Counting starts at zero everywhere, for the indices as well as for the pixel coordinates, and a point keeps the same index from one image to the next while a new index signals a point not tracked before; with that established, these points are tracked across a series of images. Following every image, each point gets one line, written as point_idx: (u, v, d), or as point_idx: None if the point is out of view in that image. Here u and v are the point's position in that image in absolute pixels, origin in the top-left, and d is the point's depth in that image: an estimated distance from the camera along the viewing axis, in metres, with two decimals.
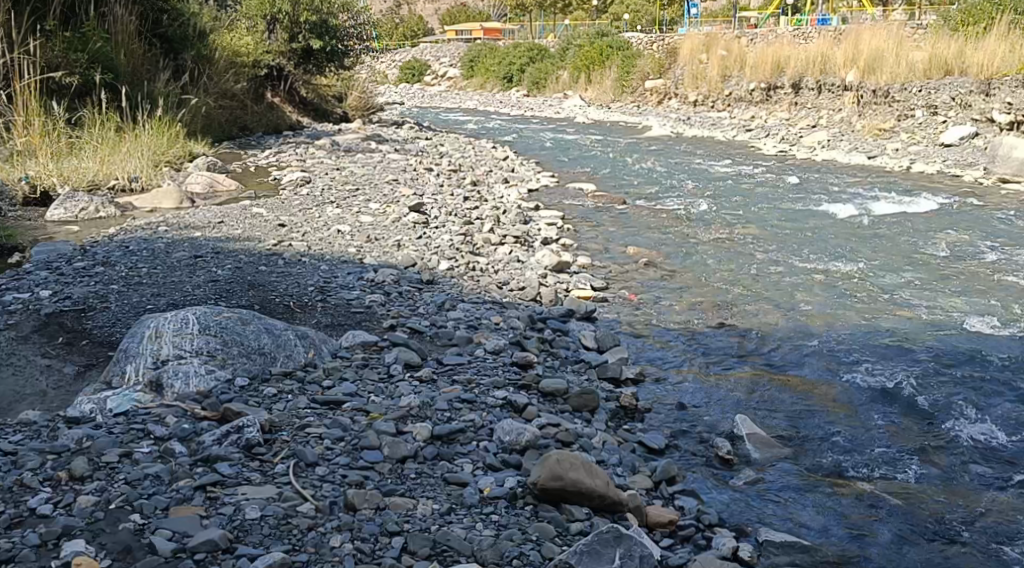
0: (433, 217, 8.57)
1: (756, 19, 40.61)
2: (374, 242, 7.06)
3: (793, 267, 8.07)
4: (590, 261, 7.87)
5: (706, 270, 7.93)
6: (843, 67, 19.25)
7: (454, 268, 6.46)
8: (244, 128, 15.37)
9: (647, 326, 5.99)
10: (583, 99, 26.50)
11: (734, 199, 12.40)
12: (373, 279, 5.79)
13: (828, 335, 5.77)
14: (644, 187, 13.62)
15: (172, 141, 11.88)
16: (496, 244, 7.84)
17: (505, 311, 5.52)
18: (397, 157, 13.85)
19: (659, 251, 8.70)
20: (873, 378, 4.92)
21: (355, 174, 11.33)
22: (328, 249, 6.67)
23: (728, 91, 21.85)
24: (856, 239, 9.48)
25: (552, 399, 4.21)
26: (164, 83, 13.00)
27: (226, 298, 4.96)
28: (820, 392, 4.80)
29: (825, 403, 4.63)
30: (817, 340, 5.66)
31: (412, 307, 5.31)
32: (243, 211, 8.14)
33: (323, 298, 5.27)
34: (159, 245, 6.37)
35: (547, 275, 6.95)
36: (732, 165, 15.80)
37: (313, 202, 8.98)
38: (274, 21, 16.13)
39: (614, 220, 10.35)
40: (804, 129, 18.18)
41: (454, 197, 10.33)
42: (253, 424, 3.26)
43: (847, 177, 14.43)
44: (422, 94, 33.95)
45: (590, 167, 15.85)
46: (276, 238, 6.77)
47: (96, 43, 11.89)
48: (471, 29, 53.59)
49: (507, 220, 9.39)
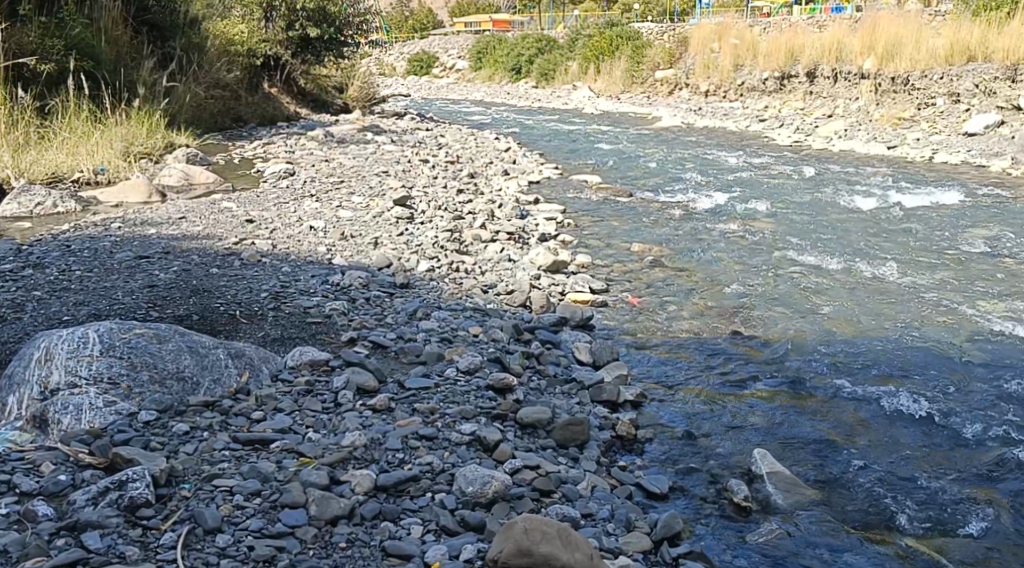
0: (420, 211, 7.86)
1: (769, 8, 39.65)
2: (349, 240, 6.36)
3: (812, 266, 7.33)
4: (589, 260, 7.16)
5: (716, 269, 7.20)
6: (859, 54, 18.42)
7: (434, 270, 5.75)
8: (238, 119, 14.62)
9: (652, 337, 5.27)
10: (591, 90, 25.74)
11: (747, 192, 11.63)
12: (338, 283, 5.10)
13: (858, 347, 5.04)
14: (652, 180, 12.88)
15: (153, 132, 11.19)
16: (486, 242, 7.13)
17: (487, 320, 4.83)
18: (392, 148, 13.17)
19: (666, 248, 7.97)
20: (915, 402, 4.21)
21: (344, 166, 10.64)
22: (295, 247, 5.99)
23: (740, 80, 21.05)
24: (879, 235, 8.73)
25: (533, 432, 3.52)
26: (148, 72, 12.30)
27: (160, 309, 4.28)
28: (853, 418, 4.09)
29: (861, 435, 3.92)
30: (845, 353, 4.94)
31: (379, 317, 4.61)
32: (211, 205, 7.46)
33: (276, 306, 4.59)
34: (105, 244, 5.70)
35: (539, 275, 6.23)
36: (744, 157, 15.03)
37: (291, 195, 8.29)
38: (271, 9, 15.37)
39: (618, 214, 9.62)
40: (820, 119, 17.39)
41: (448, 190, 9.62)
42: (140, 478, 2.61)
43: (866, 168, 13.65)
44: (430, 85, 33.21)
45: (595, 159, 15.13)
46: (238, 237, 6.09)
47: (75, 29, 11.21)
48: (480, 22, 52.80)
49: (503, 215, 8.67)
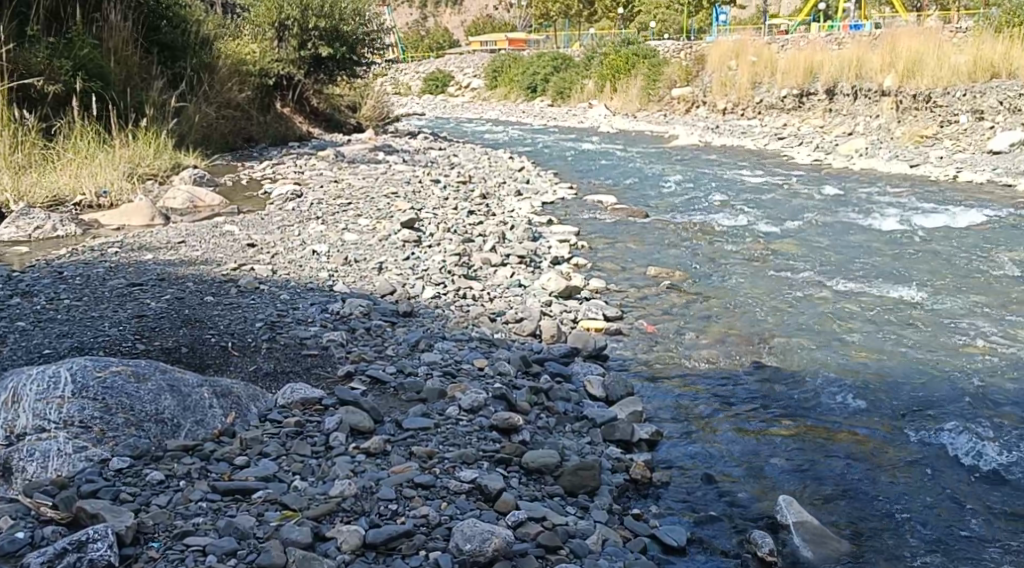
0: (429, 234, 7.64)
1: (786, 27, 39.47)
2: (352, 265, 6.13)
3: (835, 290, 7.06)
4: (603, 284, 6.91)
5: (735, 294, 6.94)
6: (879, 71, 18.14)
7: (440, 297, 5.52)
8: (250, 139, 14.49)
9: (668, 369, 5.01)
10: (607, 108, 25.57)
11: (768, 212, 11.37)
12: (337, 311, 4.86)
13: (888, 382, 4.77)
14: (669, 199, 12.64)
15: (160, 153, 11.06)
16: (496, 266, 6.88)
17: (494, 351, 4.58)
18: (404, 168, 12.99)
19: (682, 272, 7.71)
20: (951, 444, 3.95)
21: (354, 186, 10.46)
22: (296, 273, 5.78)
23: (757, 98, 20.81)
24: (905, 257, 8.45)
25: (539, 477, 3.27)
26: (158, 92, 12.19)
27: (147, 341, 4.06)
28: (885, 462, 3.82)
29: (894, 482, 3.66)
30: (873, 389, 4.68)
31: (379, 348, 4.38)
32: (214, 229, 7.27)
33: (271, 336, 4.36)
34: (98, 270, 5.51)
35: (550, 302, 5.98)
36: (763, 176, 14.77)
37: (297, 218, 8.10)
38: (285, 28, 15.27)
39: (634, 236, 9.37)
40: (839, 137, 17.12)
41: (459, 211, 9.41)
42: (102, 538, 2.40)
43: (888, 187, 13.36)
44: (446, 104, 33.17)
45: (611, 178, 14.91)
46: (237, 262, 5.89)
47: (84, 50, 11.08)
48: (497, 40, 52.87)
49: (515, 237, 8.44)
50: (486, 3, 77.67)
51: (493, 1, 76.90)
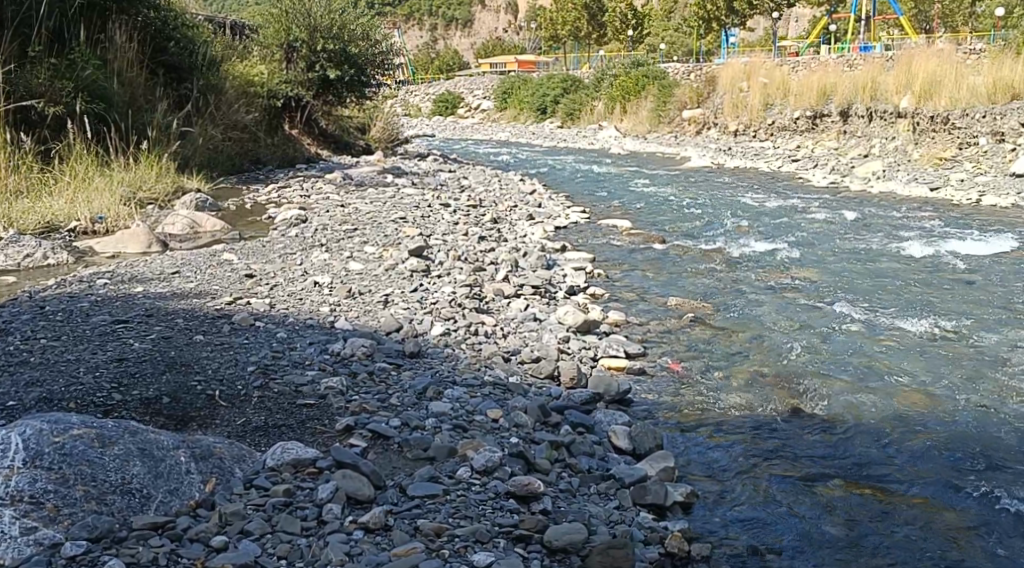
0: (438, 262, 7.24)
1: (796, 49, 39.17)
2: (356, 298, 5.72)
3: (869, 323, 6.62)
4: (623, 317, 6.48)
5: (762, 327, 6.51)
6: (895, 92, 17.71)
7: (450, 334, 5.10)
8: (257, 161, 14.12)
9: (699, 416, 4.58)
10: (617, 129, 25.26)
11: (789, 238, 10.93)
12: (338, 352, 4.45)
13: (942, 436, 4.35)
14: (684, 224, 12.22)
15: (163, 176, 10.74)
16: (509, 298, 6.46)
17: (510, 398, 4.16)
18: (412, 191, 12.62)
19: (704, 303, 7.28)
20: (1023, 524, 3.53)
21: (360, 211, 10.09)
22: (295, 307, 5.37)
23: (770, 119, 20.44)
24: (937, 287, 7.99)
25: (564, 558, 2.85)
26: (163, 115, 11.88)
27: (123, 390, 3.68)
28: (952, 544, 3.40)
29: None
30: (928, 443, 4.25)
31: (383, 396, 3.96)
32: (211, 257, 6.89)
33: (263, 383, 3.95)
34: (82, 304, 5.12)
35: (568, 337, 5.55)
36: (780, 200, 14.35)
37: (299, 245, 7.71)
38: (293, 49, 14.96)
39: (651, 263, 8.95)
40: (856, 159, 16.70)
41: (469, 237, 9.00)
42: None
43: (911, 212, 12.92)
44: (455, 125, 32.91)
45: (623, 201, 14.51)
46: (232, 295, 5.49)
47: (87, 70, 10.78)
48: (505, 63, 52.81)
49: (527, 265, 8.02)
50: (496, 25, 77.78)
51: (503, 23, 77.01)
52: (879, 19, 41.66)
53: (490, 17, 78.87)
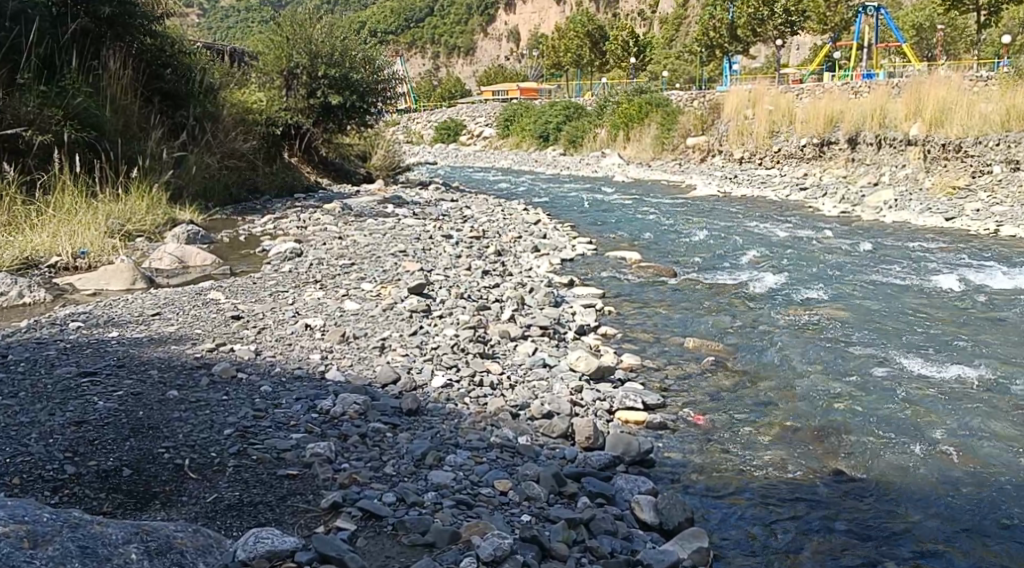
0: (439, 301, 6.79)
1: (800, 76, 38.91)
2: (349, 343, 5.26)
3: (902, 368, 6.15)
4: (639, 361, 6.01)
5: (788, 373, 6.04)
6: (905, 119, 17.31)
7: (453, 386, 4.62)
8: (255, 190, 13.71)
9: (730, 481, 4.11)
10: (621, 157, 24.96)
11: (805, 271, 10.48)
12: (327, 410, 3.98)
13: (1002, 520, 3.91)
14: (694, 255, 11.79)
15: (154, 207, 10.34)
16: (516, 341, 5.99)
17: (519, 465, 3.70)
18: (412, 221, 12.21)
19: (723, 344, 6.82)
20: None
21: (359, 243, 9.67)
22: (283, 354, 4.92)
23: (777, 147, 20.08)
24: (969, 326, 7.52)
25: None
26: (156, 143, 11.50)
27: (78, 461, 3.24)
28: None
29: None
30: (991, 532, 3.81)
31: (377, 464, 3.50)
32: (196, 295, 6.45)
33: (240, 449, 3.49)
34: (48, 353, 4.67)
35: (582, 387, 5.09)
36: (791, 229, 13.93)
37: (292, 282, 7.27)
38: (293, 76, 14.59)
39: (664, 299, 8.50)
40: (866, 187, 16.30)
41: (472, 272, 8.55)
42: None
43: (927, 242, 12.49)
44: (456, 153, 32.62)
45: (630, 231, 14.10)
46: (215, 341, 5.04)
47: (78, 98, 10.42)
48: (507, 90, 52.72)
49: (534, 303, 7.56)
50: (498, 53, 77.92)
51: (505, 51, 77.16)
52: (882, 47, 41.48)
53: (492, 44, 78.99)
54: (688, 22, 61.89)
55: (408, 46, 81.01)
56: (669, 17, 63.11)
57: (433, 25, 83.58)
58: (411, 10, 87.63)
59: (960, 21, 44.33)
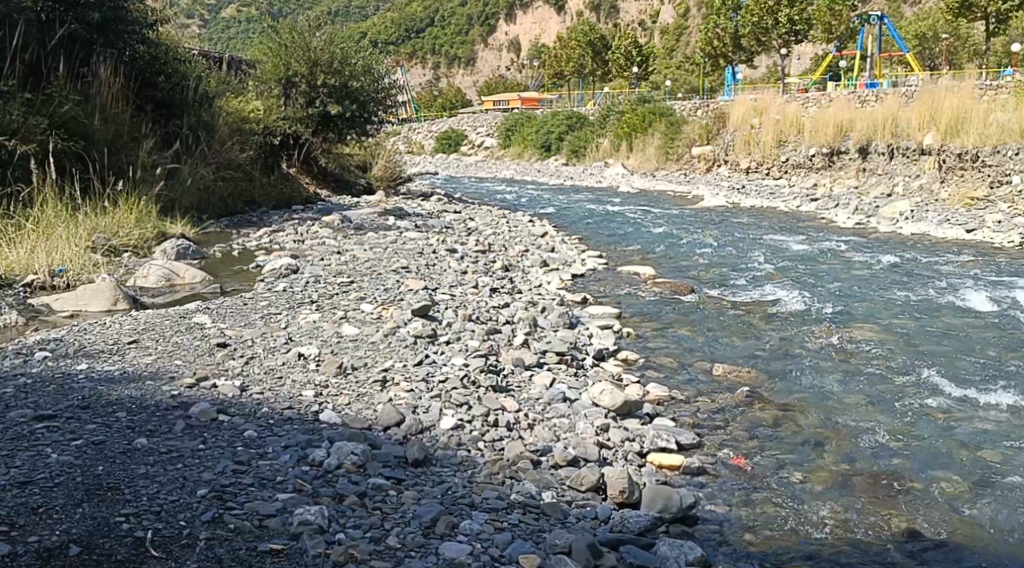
0: (446, 323, 6.24)
1: (804, 85, 38.40)
2: (347, 376, 4.69)
3: (956, 399, 5.57)
4: (667, 392, 5.45)
5: (830, 403, 5.48)
6: (918, 127, 16.71)
7: (465, 428, 4.07)
8: (251, 202, 13.15)
9: (787, 548, 3.56)
10: (625, 167, 24.45)
11: (828, 287, 9.92)
12: (320, 461, 3.42)
13: None
14: (709, 270, 11.23)
15: (144, 221, 9.80)
16: (531, 370, 5.42)
17: (546, 532, 3.16)
18: (414, 234, 11.65)
19: (755, 370, 6.24)
20: None
21: (358, 259, 9.12)
22: (273, 389, 4.37)
23: (784, 157, 19.52)
24: (1018, 349, 6.94)
25: None
26: (148, 153, 10.96)
27: (15, 538, 2.71)
28: None
29: None
30: None
31: (379, 534, 2.96)
32: (179, 318, 5.90)
33: (215, 515, 2.94)
34: (5, 391, 4.12)
35: (609, 425, 4.54)
36: (806, 242, 13.39)
37: (285, 303, 6.71)
38: (292, 85, 14.08)
39: (684, 319, 7.93)
40: (879, 198, 15.75)
41: (479, 290, 7.98)
42: None
43: (951, 256, 11.94)
44: (457, 163, 32.08)
45: (639, 243, 13.55)
46: (197, 374, 4.49)
47: (65, 106, 9.90)
48: (507, 100, 52.30)
49: (547, 324, 6.99)
50: (499, 63, 77.55)
51: (506, 61, 76.78)
52: (886, 56, 40.98)
53: (492, 55, 78.64)
54: (690, 32, 61.46)
55: (408, 57, 80.75)
56: (669, 27, 62.72)
57: (434, 36, 83.27)
58: (412, 21, 87.29)
59: (964, 29, 43.88)
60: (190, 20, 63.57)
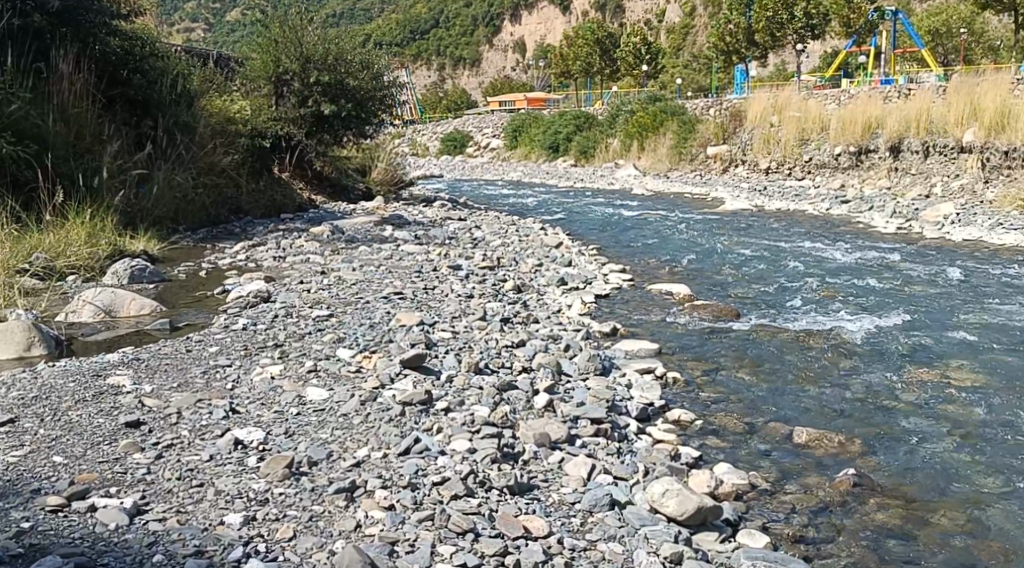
0: (444, 375, 4.79)
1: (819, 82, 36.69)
2: (300, 479, 3.25)
3: None
4: (745, 478, 4.02)
5: (966, 490, 4.05)
6: (954, 123, 15.03)
7: None
8: (237, 210, 11.66)
9: None
10: (636, 168, 22.94)
11: (891, 309, 8.41)
12: None
13: None
14: (748, 287, 9.72)
15: (98, 236, 8.36)
16: (561, 449, 3.99)
17: None
18: (411, 248, 10.21)
19: (847, 434, 4.79)
20: None
21: (341, 281, 7.68)
22: (182, 513, 2.97)
23: (807, 156, 17.98)
24: None
25: None
26: (114, 158, 9.49)
27: None
28: None
29: None
30: None
31: None
32: (92, 376, 4.48)
33: None
34: None
35: (681, 550, 3.14)
36: (847, 250, 11.88)
37: (241, 346, 5.29)
38: (284, 83, 12.68)
39: (737, 357, 6.46)
40: (917, 200, 14.19)
41: (488, 321, 6.56)
42: None
43: (1019, 267, 10.41)
44: (460, 166, 30.55)
45: (661, 254, 12.06)
46: (72, 486, 3.07)
47: (12, 105, 8.45)
48: (513, 101, 50.82)
49: (575, 368, 5.52)
50: (504, 64, 76.01)
51: (510, 62, 75.32)
52: (908, 51, 39.27)
53: (498, 56, 77.13)
54: (697, 30, 59.72)
55: (412, 59, 79.32)
56: (676, 27, 61.05)
57: (439, 37, 81.89)
58: (416, 23, 85.81)
59: (981, 23, 42.09)
60: (192, 24, 62.37)
